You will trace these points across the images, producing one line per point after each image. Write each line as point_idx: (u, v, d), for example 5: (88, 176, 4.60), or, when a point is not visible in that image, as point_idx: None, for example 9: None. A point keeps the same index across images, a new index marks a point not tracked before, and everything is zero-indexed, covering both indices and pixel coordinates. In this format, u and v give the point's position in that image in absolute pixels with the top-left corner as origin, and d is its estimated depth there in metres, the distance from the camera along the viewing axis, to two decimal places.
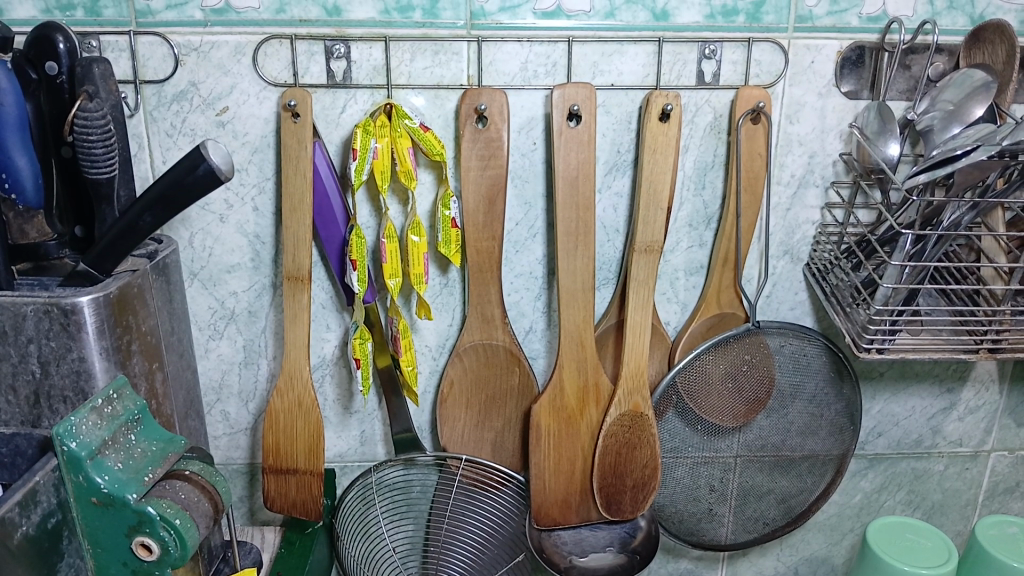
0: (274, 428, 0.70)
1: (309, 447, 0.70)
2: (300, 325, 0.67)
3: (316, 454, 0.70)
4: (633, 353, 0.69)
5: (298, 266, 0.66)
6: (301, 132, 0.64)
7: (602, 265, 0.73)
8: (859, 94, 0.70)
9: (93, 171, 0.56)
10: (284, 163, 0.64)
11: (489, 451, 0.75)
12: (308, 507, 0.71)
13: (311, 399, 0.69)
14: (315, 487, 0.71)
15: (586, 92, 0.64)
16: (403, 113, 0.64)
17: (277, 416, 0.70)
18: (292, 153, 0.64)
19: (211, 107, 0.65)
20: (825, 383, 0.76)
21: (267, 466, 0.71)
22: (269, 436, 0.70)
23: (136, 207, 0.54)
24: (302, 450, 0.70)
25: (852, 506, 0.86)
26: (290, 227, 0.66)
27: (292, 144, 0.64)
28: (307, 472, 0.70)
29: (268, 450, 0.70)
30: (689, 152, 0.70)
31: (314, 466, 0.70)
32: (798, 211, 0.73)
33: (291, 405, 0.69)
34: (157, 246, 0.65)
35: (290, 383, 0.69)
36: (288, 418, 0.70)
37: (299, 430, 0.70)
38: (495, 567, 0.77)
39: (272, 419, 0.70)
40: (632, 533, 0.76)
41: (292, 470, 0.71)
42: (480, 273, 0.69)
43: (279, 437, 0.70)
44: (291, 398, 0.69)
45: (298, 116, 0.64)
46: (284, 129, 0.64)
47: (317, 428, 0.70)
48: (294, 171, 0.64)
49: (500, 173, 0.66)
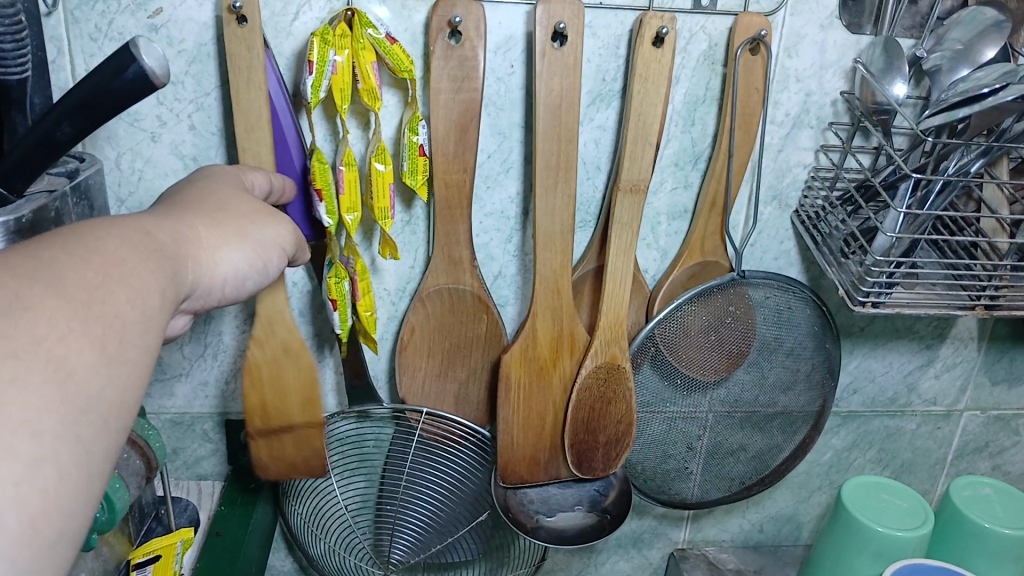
0: (260, 380, 0.59)
1: (307, 399, 0.60)
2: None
3: (316, 404, 0.60)
4: (612, 301, 0.64)
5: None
6: (250, 37, 0.54)
7: (581, 205, 0.67)
8: (862, 27, 0.64)
9: (3, 74, 0.47)
10: (233, 76, 0.55)
11: (451, 404, 0.69)
12: (311, 467, 0.62)
13: (299, 343, 0.59)
14: (317, 441, 0.61)
15: (574, 8, 0.57)
16: (367, 22, 0.56)
17: (263, 368, 0.59)
18: (240, 65, 0.55)
19: (143, 8, 0.57)
20: (806, 336, 0.72)
21: (255, 430, 0.60)
22: (251, 396, 0.59)
23: (52, 115, 0.45)
24: (297, 402, 0.60)
25: (822, 464, 0.83)
26: (249, 150, 0.57)
27: (239, 50, 0.55)
28: (306, 430, 0.61)
29: (253, 411, 0.60)
30: (680, 83, 0.64)
31: (313, 421, 0.60)
32: (790, 152, 0.68)
33: (281, 353, 0.59)
34: (79, 164, 0.56)
35: (279, 324, 0.59)
36: (278, 368, 0.59)
37: (290, 380, 0.60)
38: (454, 528, 0.72)
39: (252, 374, 0.59)
40: (603, 492, 0.71)
41: (286, 429, 0.60)
42: (449, 209, 0.62)
43: (268, 395, 0.60)
44: (281, 342, 0.59)
45: (244, 20, 0.54)
46: (229, 36, 0.54)
47: (313, 376, 0.60)
48: (246, 85, 0.56)
49: (475, 97, 0.59)
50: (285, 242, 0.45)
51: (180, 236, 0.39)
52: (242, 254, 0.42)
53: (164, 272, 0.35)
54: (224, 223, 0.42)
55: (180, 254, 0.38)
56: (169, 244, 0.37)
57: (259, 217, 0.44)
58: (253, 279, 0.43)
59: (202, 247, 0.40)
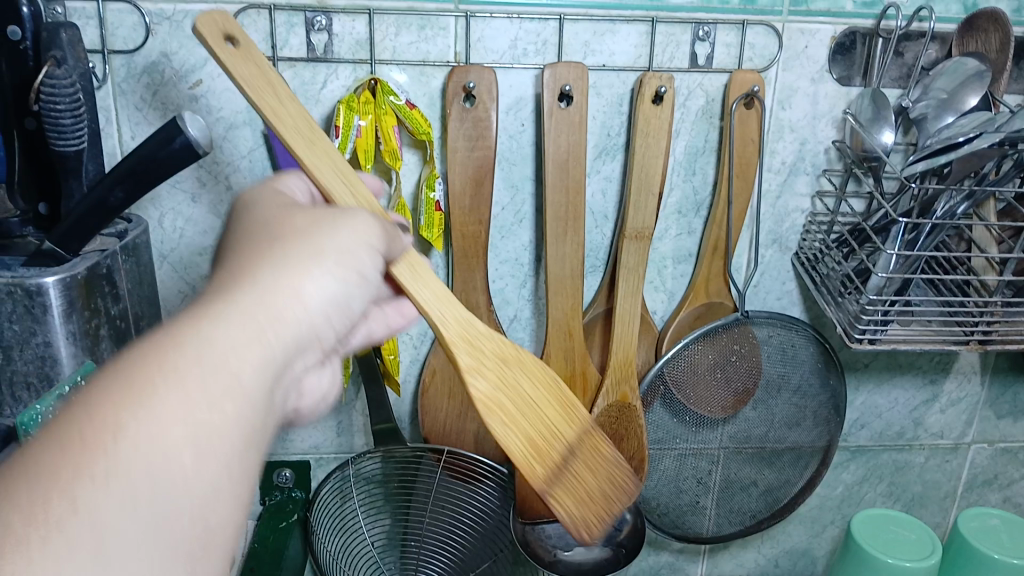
0: (499, 407, 0.49)
1: (562, 407, 0.50)
2: (424, 277, 0.48)
3: (574, 403, 0.51)
4: (621, 342, 0.68)
5: (346, 198, 0.46)
6: (253, 55, 0.47)
7: (590, 252, 0.71)
8: (851, 81, 0.68)
9: (61, 143, 0.53)
10: (258, 97, 0.46)
11: (472, 443, 0.73)
12: (617, 483, 0.51)
13: (513, 347, 0.50)
14: (605, 445, 0.52)
15: (579, 71, 0.62)
16: (389, 89, 0.61)
17: (495, 401, 0.48)
18: (255, 80, 0.46)
19: (184, 80, 0.62)
20: (811, 373, 0.75)
21: (539, 477, 0.48)
22: (509, 439, 0.48)
23: (106, 181, 0.51)
24: (558, 413, 0.50)
25: (834, 498, 0.85)
26: (314, 161, 0.46)
27: (246, 69, 0.46)
28: (582, 447, 0.50)
29: (527, 454, 0.48)
30: (680, 135, 0.68)
31: (585, 429, 0.51)
32: (788, 198, 0.72)
33: (503, 371, 0.49)
34: (127, 226, 0.61)
35: (477, 336, 0.49)
36: (513, 388, 0.49)
37: (531, 396, 0.50)
38: (477, 563, 0.75)
39: (490, 413, 0.48)
40: (618, 526, 0.73)
41: (568, 459, 0.50)
42: (466, 258, 0.66)
43: (523, 429, 0.49)
44: (496, 360, 0.49)
45: (234, 42, 0.47)
46: (228, 59, 0.46)
47: (555, 380, 0.51)
48: (278, 97, 0.47)
49: (489, 154, 0.64)
50: (366, 263, 0.39)
51: (260, 301, 0.33)
52: (321, 286, 0.36)
53: (232, 366, 0.30)
54: (288, 260, 0.36)
55: (257, 326, 0.32)
56: (233, 327, 0.31)
57: (329, 241, 0.38)
58: (340, 320, 0.37)
59: (277, 302, 0.34)
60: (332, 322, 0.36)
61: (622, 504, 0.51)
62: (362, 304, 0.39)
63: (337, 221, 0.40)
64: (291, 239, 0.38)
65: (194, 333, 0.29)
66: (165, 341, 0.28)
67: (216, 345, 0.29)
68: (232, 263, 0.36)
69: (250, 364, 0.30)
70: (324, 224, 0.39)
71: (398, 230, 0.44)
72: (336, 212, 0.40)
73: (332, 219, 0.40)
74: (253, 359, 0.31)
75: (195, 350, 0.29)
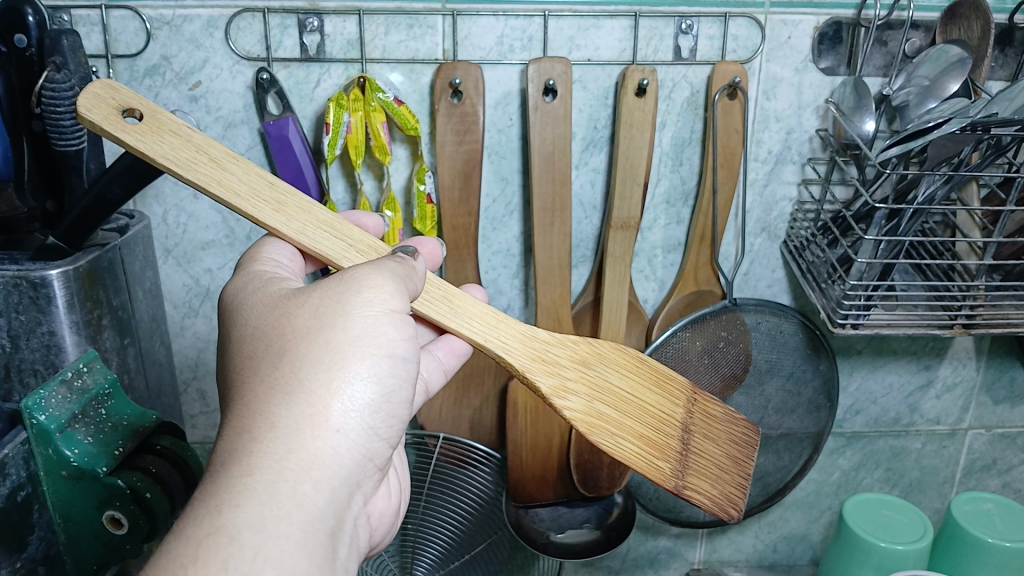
0: (602, 412, 0.52)
1: (657, 389, 0.53)
2: (466, 311, 0.51)
3: (665, 378, 0.54)
4: (607, 329, 0.70)
5: (344, 252, 0.48)
6: (165, 122, 0.47)
7: (578, 243, 0.73)
8: (836, 70, 0.69)
9: (62, 143, 0.57)
10: (196, 172, 0.46)
11: (467, 429, 0.75)
12: (735, 445, 0.55)
13: (585, 346, 0.53)
14: (714, 409, 0.55)
15: (562, 66, 0.64)
16: (376, 87, 0.63)
17: (593, 410, 0.51)
18: (185, 153, 0.47)
19: (184, 81, 0.65)
20: (801, 360, 0.77)
21: (665, 462, 0.51)
22: (624, 443, 0.51)
23: (105, 179, 0.53)
24: (657, 396, 0.53)
25: (831, 484, 0.86)
26: (290, 222, 0.48)
27: (166, 142, 0.46)
28: (691, 421, 0.54)
29: (644, 445, 0.51)
30: (665, 128, 0.70)
31: (682, 402, 0.54)
32: (775, 187, 0.73)
33: (588, 373, 0.52)
34: (129, 221, 0.65)
35: (546, 351, 0.52)
36: (604, 387, 0.52)
37: (624, 388, 0.53)
38: (473, 545, 0.77)
39: (595, 423, 0.51)
40: (607, 509, 0.76)
41: (685, 440, 0.53)
42: (456, 249, 0.69)
43: (631, 426, 0.52)
44: (576, 366, 0.52)
45: (140, 115, 0.47)
46: (145, 139, 0.46)
47: (641, 364, 0.54)
48: (216, 165, 0.47)
49: (476, 148, 0.66)
50: (387, 339, 0.42)
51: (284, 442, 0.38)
52: (344, 399, 0.40)
53: (264, 551, 0.34)
54: (302, 385, 0.40)
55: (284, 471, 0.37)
56: (255, 502, 0.35)
57: (337, 340, 0.41)
58: (376, 416, 0.42)
59: (297, 444, 0.38)
60: (367, 422, 0.41)
61: (749, 462, 0.55)
62: (392, 384, 0.42)
63: (342, 299, 0.42)
64: (299, 347, 0.41)
65: (217, 535, 0.34)
66: (189, 560, 0.33)
67: (241, 537, 0.34)
68: (249, 394, 0.40)
69: (281, 534, 0.35)
70: (330, 312, 0.42)
71: (411, 262, 0.47)
72: (340, 279, 0.43)
73: (337, 298, 0.42)
74: (283, 528, 0.35)
75: (223, 557, 0.33)
